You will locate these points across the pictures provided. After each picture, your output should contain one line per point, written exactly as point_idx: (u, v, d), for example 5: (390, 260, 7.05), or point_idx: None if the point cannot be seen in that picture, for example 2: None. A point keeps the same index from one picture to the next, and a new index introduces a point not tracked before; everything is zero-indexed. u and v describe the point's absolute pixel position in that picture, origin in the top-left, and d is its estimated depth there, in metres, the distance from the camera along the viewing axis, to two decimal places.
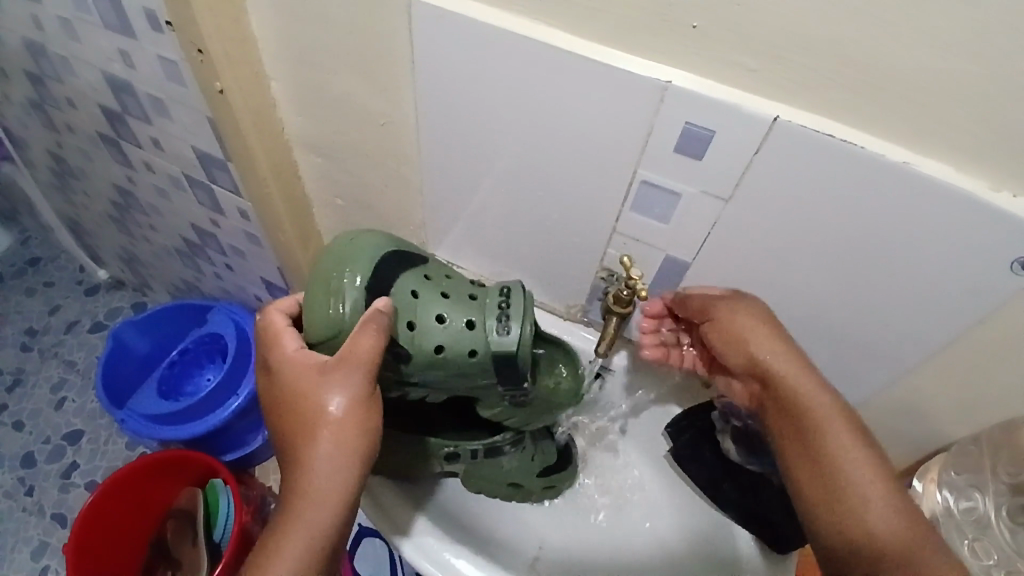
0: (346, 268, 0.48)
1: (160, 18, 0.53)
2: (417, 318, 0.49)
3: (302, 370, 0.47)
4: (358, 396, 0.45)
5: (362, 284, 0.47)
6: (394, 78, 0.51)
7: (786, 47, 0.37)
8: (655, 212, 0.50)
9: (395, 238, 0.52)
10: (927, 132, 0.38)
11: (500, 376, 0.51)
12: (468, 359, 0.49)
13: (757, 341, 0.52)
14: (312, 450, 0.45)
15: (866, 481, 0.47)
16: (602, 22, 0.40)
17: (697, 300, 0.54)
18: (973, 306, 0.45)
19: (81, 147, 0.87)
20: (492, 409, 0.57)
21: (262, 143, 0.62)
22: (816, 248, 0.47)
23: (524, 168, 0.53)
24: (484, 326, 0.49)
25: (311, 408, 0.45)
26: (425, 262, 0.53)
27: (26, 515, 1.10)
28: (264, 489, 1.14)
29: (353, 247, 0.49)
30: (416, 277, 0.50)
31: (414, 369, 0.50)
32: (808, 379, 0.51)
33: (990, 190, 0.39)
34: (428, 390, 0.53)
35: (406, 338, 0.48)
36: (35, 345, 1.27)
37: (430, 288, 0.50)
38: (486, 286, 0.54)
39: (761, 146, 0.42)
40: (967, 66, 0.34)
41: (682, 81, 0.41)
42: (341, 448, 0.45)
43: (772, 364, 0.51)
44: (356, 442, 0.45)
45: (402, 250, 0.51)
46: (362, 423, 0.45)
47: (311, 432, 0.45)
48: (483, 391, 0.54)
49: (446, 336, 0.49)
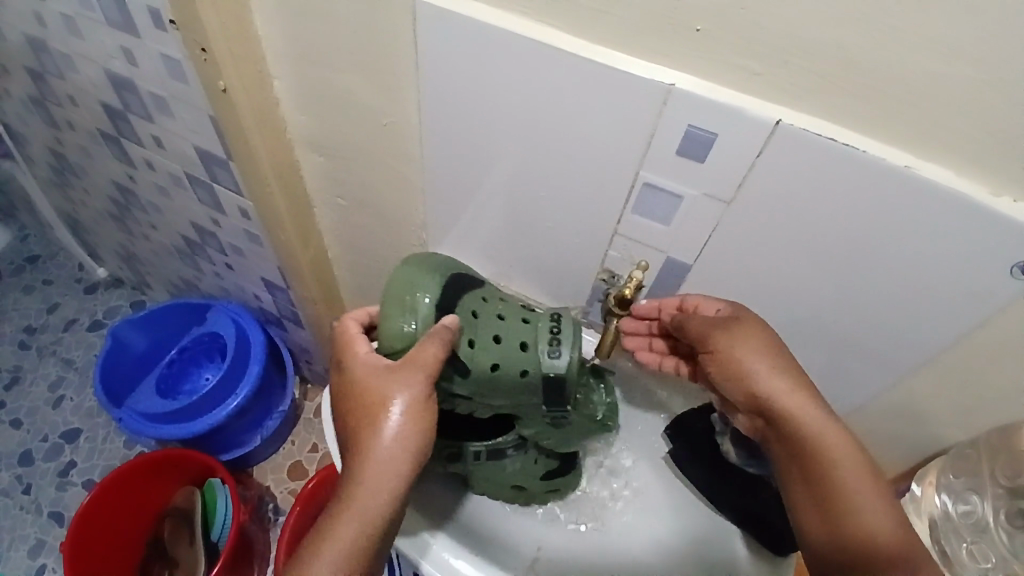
0: (418, 287, 0.51)
1: (164, 16, 0.53)
2: (477, 336, 0.51)
3: (369, 370, 0.49)
4: (418, 396, 0.47)
5: (432, 302, 0.51)
6: (397, 78, 0.51)
7: (789, 52, 0.37)
8: (657, 214, 0.50)
9: (455, 262, 0.56)
10: (929, 137, 0.38)
11: (546, 396, 0.54)
12: (519, 379, 0.52)
13: (757, 372, 0.52)
14: (369, 444, 0.47)
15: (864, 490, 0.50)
16: (606, 25, 0.41)
17: (697, 324, 0.54)
18: (973, 311, 0.45)
19: (81, 144, 0.87)
20: (531, 429, 0.59)
21: (264, 142, 0.62)
22: (817, 252, 0.47)
23: (526, 169, 0.53)
24: (536, 349, 0.52)
25: (373, 405, 0.48)
26: (480, 286, 0.56)
27: (23, 513, 1.10)
28: (266, 489, 1.15)
29: (422, 271, 0.52)
30: (475, 299, 0.53)
31: (468, 383, 0.52)
32: (810, 411, 0.51)
33: (991, 195, 0.39)
34: (474, 405, 0.55)
35: (466, 354, 0.51)
36: (33, 343, 1.27)
37: (487, 310, 0.53)
38: (536, 311, 0.56)
39: (763, 150, 0.42)
40: (970, 72, 0.34)
41: (686, 84, 0.41)
42: (397, 444, 0.47)
43: (772, 395, 0.51)
44: (412, 440, 0.47)
45: (461, 275, 0.54)
46: (419, 422, 0.47)
47: (370, 427, 0.47)
48: (525, 410, 0.56)
49: (501, 354, 0.52)
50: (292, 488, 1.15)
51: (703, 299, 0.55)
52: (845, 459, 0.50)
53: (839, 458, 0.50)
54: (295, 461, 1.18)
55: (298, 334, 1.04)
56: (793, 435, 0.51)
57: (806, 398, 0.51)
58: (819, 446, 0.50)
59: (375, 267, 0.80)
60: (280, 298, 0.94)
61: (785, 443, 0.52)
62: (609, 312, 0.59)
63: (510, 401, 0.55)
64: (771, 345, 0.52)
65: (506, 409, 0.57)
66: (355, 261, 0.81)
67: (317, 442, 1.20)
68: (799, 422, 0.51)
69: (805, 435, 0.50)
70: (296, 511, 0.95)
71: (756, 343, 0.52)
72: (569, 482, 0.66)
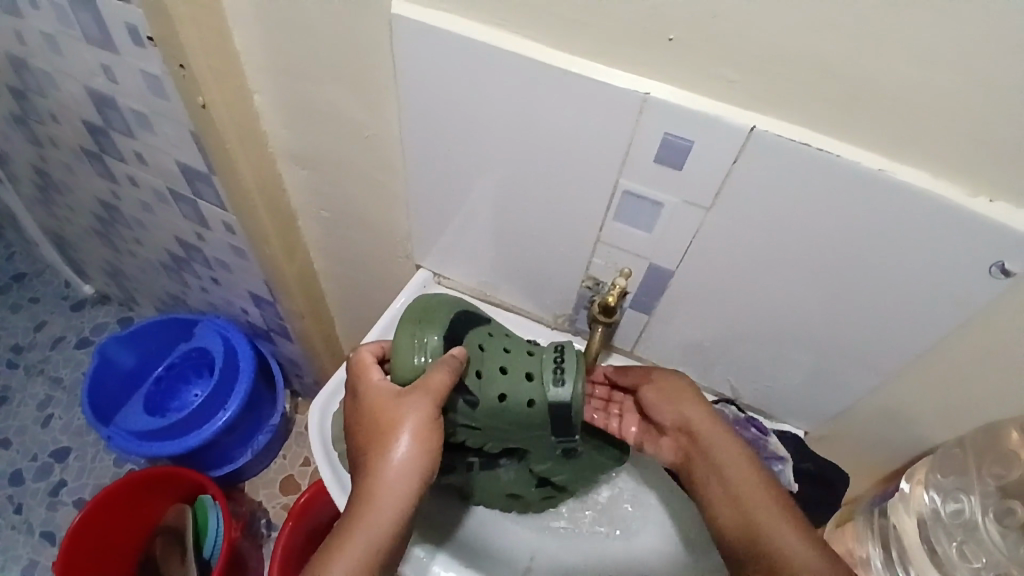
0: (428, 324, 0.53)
1: (143, 33, 0.53)
2: (484, 367, 0.53)
3: (383, 394, 0.50)
4: (428, 418, 0.48)
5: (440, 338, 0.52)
6: (377, 91, 0.51)
7: (765, 60, 0.37)
8: (640, 221, 0.50)
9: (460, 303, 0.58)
10: (904, 141, 0.38)
11: (553, 426, 0.54)
12: (525, 409, 0.53)
13: (682, 404, 0.58)
14: (378, 465, 0.47)
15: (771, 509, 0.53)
16: (582, 35, 0.41)
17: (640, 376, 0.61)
18: (955, 310, 0.45)
19: (64, 161, 0.86)
20: (545, 463, 0.60)
21: (247, 156, 0.61)
22: (799, 255, 0.47)
23: (509, 179, 0.53)
24: (542, 379, 0.53)
25: (384, 426, 0.48)
26: (487, 321, 0.58)
27: (13, 534, 1.08)
28: (257, 505, 1.14)
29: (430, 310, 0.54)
30: (481, 333, 0.55)
31: (476, 415, 0.53)
32: (723, 435, 0.57)
33: (968, 196, 0.39)
34: (483, 437, 0.55)
35: (474, 385, 0.52)
36: (21, 362, 1.26)
37: (493, 344, 0.55)
38: (541, 344, 0.57)
39: (741, 156, 0.42)
40: (942, 76, 0.34)
41: (663, 93, 0.41)
42: (407, 465, 0.47)
43: (693, 418, 0.58)
44: (421, 462, 0.47)
45: (468, 312, 0.56)
46: (427, 444, 0.48)
47: (380, 448, 0.47)
48: (534, 441, 0.57)
49: (508, 385, 0.52)
50: (285, 503, 1.14)
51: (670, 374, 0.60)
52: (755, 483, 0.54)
53: (748, 480, 0.55)
54: (287, 475, 1.17)
55: (287, 348, 1.04)
56: (711, 456, 0.56)
57: (721, 428, 0.57)
58: (730, 468, 0.55)
59: (361, 280, 0.80)
60: (268, 312, 0.94)
61: (705, 465, 0.57)
62: (593, 320, 0.59)
63: (520, 433, 0.55)
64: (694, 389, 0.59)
65: (517, 443, 0.57)
66: (341, 273, 0.81)
67: (309, 455, 1.20)
68: (714, 445, 0.56)
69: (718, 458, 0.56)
70: (288, 526, 0.95)
71: (684, 386, 0.59)
72: (567, 491, 0.65)
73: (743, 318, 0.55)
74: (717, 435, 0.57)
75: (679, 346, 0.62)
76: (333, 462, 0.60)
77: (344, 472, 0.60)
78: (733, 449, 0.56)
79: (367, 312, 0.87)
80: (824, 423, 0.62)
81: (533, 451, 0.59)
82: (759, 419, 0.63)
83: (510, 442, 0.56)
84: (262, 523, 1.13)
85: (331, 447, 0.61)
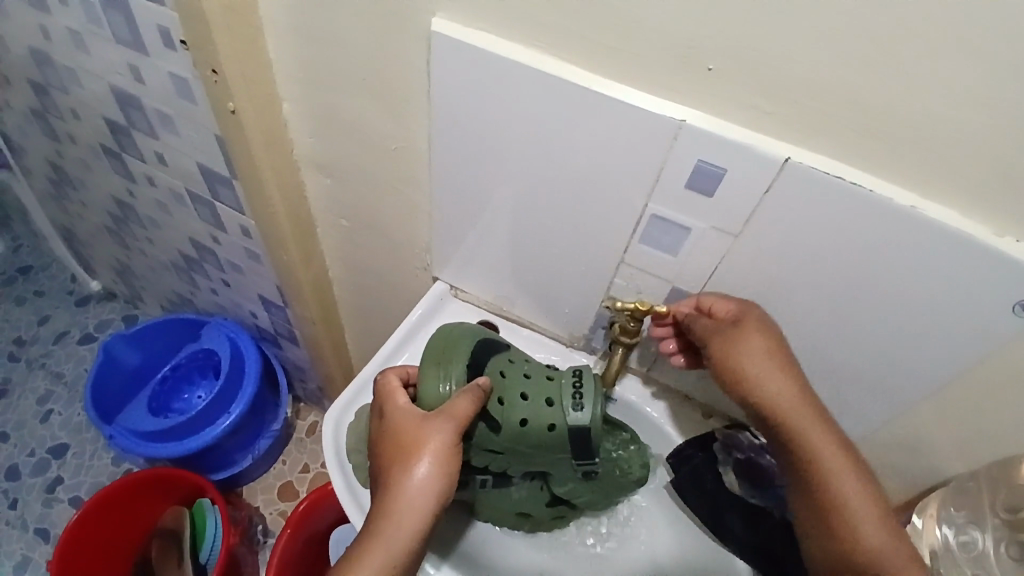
0: (454, 355, 0.54)
1: (175, 36, 0.53)
2: (506, 393, 0.53)
3: (408, 418, 0.50)
4: (448, 443, 0.48)
5: (463, 366, 0.53)
6: (407, 104, 0.52)
7: (803, 94, 0.38)
8: (664, 244, 0.51)
9: (484, 330, 0.58)
10: (936, 180, 0.39)
11: (575, 450, 0.54)
12: (547, 432, 0.53)
13: (757, 376, 0.52)
14: (399, 484, 0.48)
15: (856, 497, 0.53)
16: (618, 60, 0.41)
17: (702, 328, 0.53)
18: (979, 344, 0.45)
19: (81, 158, 0.87)
20: (565, 486, 0.60)
21: (271, 162, 0.62)
22: (819, 285, 0.47)
23: (533, 198, 0.53)
24: (561, 405, 0.53)
25: (406, 447, 0.49)
26: (507, 348, 0.58)
27: (9, 528, 1.07)
28: (254, 510, 1.14)
29: (454, 337, 0.56)
30: (502, 360, 0.55)
31: (500, 439, 0.53)
32: (810, 414, 0.52)
33: (992, 235, 0.39)
34: (507, 460, 0.56)
35: (496, 411, 0.52)
36: (23, 355, 1.26)
37: (515, 369, 0.55)
38: (559, 368, 0.57)
39: (772, 186, 0.43)
40: (977, 118, 0.35)
41: (696, 120, 0.42)
42: (425, 488, 0.47)
43: (772, 398, 0.53)
44: (440, 484, 0.48)
45: (490, 338, 0.57)
46: (447, 467, 0.48)
47: (401, 468, 0.48)
48: (556, 465, 0.57)
49: (529, 410, 0.53)
50: (282, 510, 1.14)
51: (719, 299, 0.52)
52: (834, 452, 0.52)
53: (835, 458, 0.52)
54: (285, 481, 1.17)
55: (294, 353, 1.03)
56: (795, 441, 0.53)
57: (802, 396, 0.52)
58: (819, 454, 0.52)
59: (375, 289, 0.79)
60: (277, 316, 0.94)
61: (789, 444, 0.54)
62: (613, 342, 0.60)
63: (542, 456, 0.55)
64: (775, 343, 0.51)
65: (540, 467, 0.57)
66: (355, 282, 0.81)
67: (309, 462, 1.19)
68: (796, 422, 0.52)
69: (803, 435, 0.52)
70: (286, 534, 0.94)
71: (762, 345, 0.51)
72: (577, 510, 0.64)
73: None
74: (801, 405, 0.52)
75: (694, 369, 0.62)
76: (344, 470, 0.59)
77: (360, 488, 0.59)
78: (819, 437, 0.52)
79: (378, 322, 0.87)
80: None
81: (554, 473, 0.59)
82: None
83: (535, 466, 0.57)
84: (259, 529, 1.12)
85: (344, 457, 0.60)
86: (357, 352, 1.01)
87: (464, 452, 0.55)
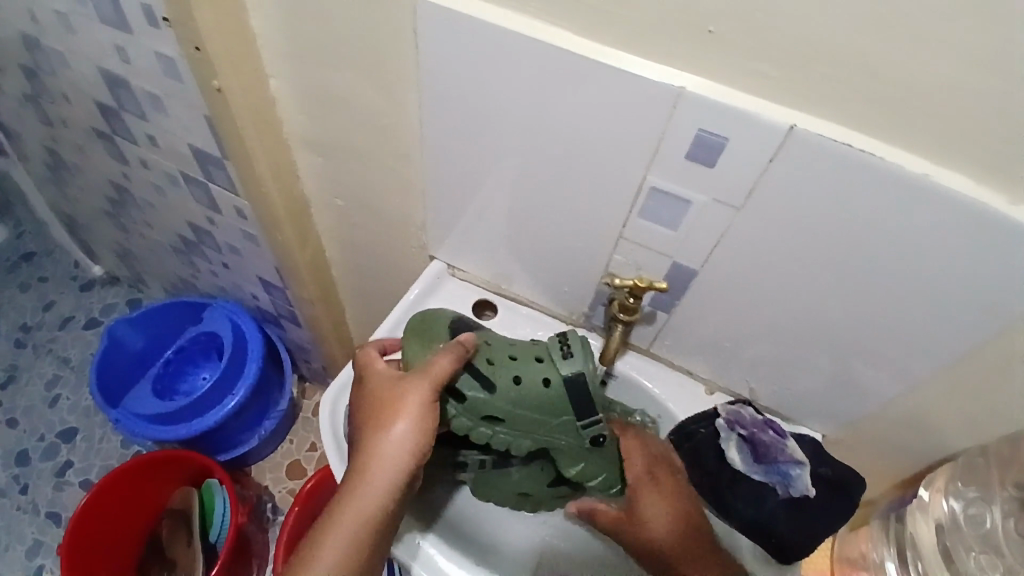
0: (437, 324, 0.55)
1: (158, 14, 0.52)
2: (494, 355, 0.53)
3: (389, 379, 0.51)
4: (425, 402, 0.48)
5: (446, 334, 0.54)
6: (398, 78, 0.50)
7: (807, 58, 0.36)
8: (665, 218, 0.49)
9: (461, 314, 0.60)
10: (950, 145, 0.37)
11: (576, 408, 0.53)
12: (544, 390, 0.52)
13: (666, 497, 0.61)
14: (376, 440, 0.49)
15: None
16: (617, 24, 0.39)
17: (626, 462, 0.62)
18: (992, 318, 0.44)
19: (75, 142, 0.86)
20: (574, 468, 0.58)
21: (261, 142, 0.60)
22: (823, 257, 0.46)
23: (529, 173, 0.52)
24: (551, 359, 0.53)
25: (385, 406, 0.49)
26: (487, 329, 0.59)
27: (20, 513, 1.08)
28: (264, 488, 1.14)
29: (433, 314, 0.57)
30: (485, 333, 0.56)
31: (496, 402, 0.52)
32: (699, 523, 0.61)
33: (1009, 204, 0.38)
34: (509, 433, 0.54)
35: (487, 370, 0.52)
36: (29, 341, 1.26)
37: (499, 341, 0.55)
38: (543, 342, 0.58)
39: (777, 155, 0.41)
40: (992, 82, 0.33)
41: (698, 88, 0.40)
42: (403, 444, 0.48)
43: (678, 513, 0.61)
44: (418, 442, 0.48)
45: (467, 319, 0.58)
46: (424, 427, 0.49)
47: (380, 425, 0.49)
48: (561, 437, 0.55)
49: (521, 368, 0.53)
50: (290, 488, 1.15)
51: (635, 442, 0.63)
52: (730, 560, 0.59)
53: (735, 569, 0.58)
54: (293, 460, 1.17)
55: (297, 334, 1.03)
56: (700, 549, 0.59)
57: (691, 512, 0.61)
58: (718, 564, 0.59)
59: (374, 268, 0.78)
60: (277, 296, 0.93)
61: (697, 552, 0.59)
62: (613, 319, 0.59)
63: (545, 423, 0.54)
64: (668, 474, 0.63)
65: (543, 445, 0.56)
66: (353, 262, 0.80)
67: (316, 441, 1.20)
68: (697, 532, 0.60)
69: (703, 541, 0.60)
70: (295, 511, 0.95)
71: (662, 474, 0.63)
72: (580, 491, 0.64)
73: (766, 317, 0.53)
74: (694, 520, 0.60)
75: (697, 345, 0.61)
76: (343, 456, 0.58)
77: None
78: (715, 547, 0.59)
79: (378, 301, 0.86)
80: (842, 427, 0.61)
81: (560, 453, 0.57)
82: (777, 419, 0.62)
83: (539, 440, 0.55)
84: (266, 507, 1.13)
85: (342, 437, 0.60)
86: (359, 332, 1.00)
87: (461, 423, 0.53)
